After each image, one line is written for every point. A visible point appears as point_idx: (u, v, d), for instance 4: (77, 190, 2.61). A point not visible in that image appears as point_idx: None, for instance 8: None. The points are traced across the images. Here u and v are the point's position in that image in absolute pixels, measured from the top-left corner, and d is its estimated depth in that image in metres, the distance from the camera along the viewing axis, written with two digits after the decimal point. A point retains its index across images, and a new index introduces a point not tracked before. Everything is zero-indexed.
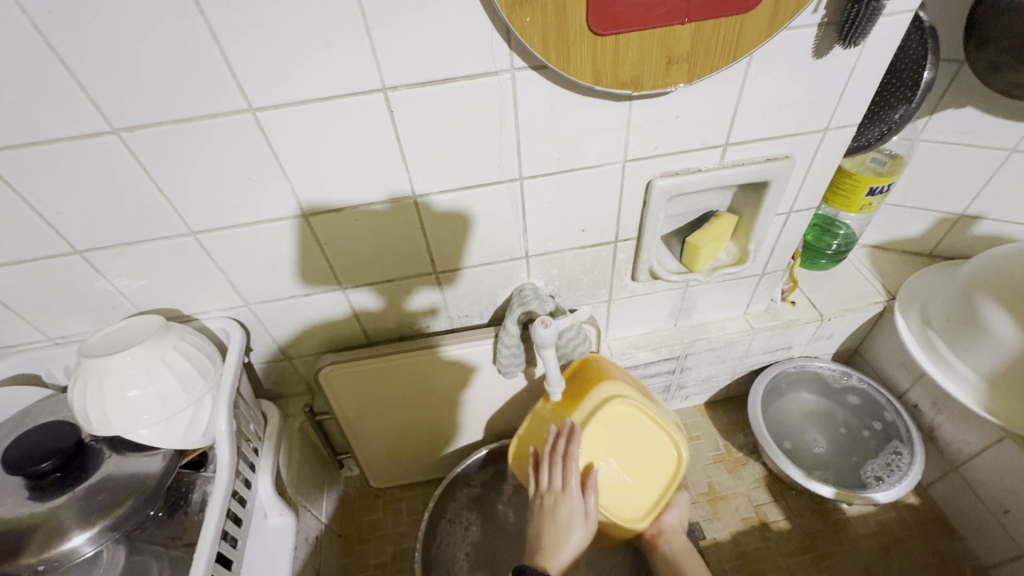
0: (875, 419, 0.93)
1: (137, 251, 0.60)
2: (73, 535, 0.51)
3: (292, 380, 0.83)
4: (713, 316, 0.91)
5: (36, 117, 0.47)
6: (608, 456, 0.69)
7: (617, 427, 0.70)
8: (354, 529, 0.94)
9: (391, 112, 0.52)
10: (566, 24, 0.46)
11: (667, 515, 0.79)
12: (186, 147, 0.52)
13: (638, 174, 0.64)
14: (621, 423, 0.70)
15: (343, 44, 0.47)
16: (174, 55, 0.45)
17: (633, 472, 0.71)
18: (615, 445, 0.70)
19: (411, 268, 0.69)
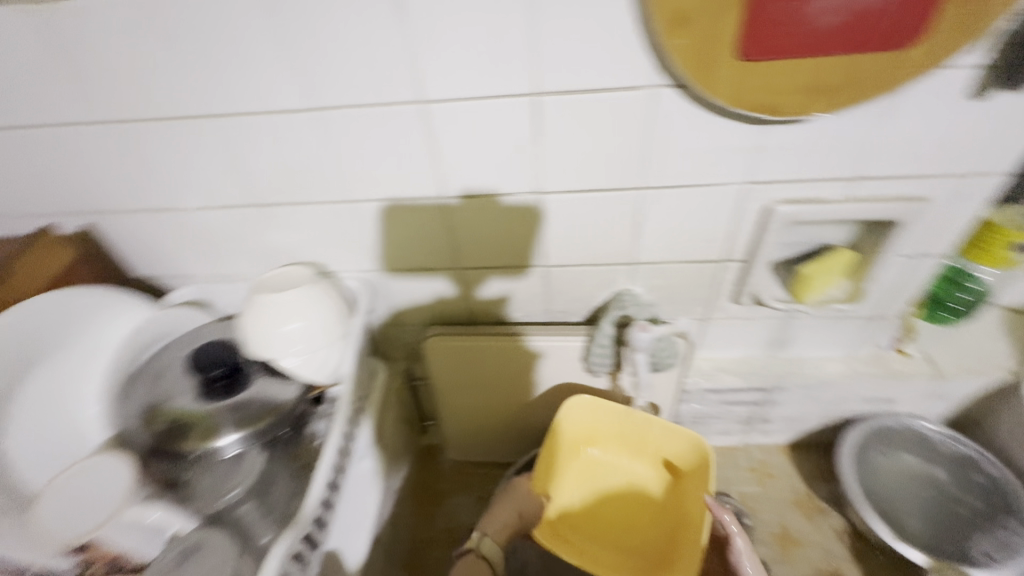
0: (972, 471, 0.87)
1: (304, 210, 0.71)
2: (223, 435, 0.61)
3: (397, 345, 0.92)
4: (810, 353, 0.88)
5: (260, 92, 0.58)
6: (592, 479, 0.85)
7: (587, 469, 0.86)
8: (426, 492, 1.01)
9: (538, 114, 0.58)
10: (715, 48, 0.50)
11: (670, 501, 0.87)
12: (364, 127, 0.61)
13: (759, 197, 0.65)
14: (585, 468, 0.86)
15: (511, 51, 0.54)
16: (373, 50, 0.54)
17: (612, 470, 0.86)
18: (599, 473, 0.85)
19: (524, 258, 0.75)
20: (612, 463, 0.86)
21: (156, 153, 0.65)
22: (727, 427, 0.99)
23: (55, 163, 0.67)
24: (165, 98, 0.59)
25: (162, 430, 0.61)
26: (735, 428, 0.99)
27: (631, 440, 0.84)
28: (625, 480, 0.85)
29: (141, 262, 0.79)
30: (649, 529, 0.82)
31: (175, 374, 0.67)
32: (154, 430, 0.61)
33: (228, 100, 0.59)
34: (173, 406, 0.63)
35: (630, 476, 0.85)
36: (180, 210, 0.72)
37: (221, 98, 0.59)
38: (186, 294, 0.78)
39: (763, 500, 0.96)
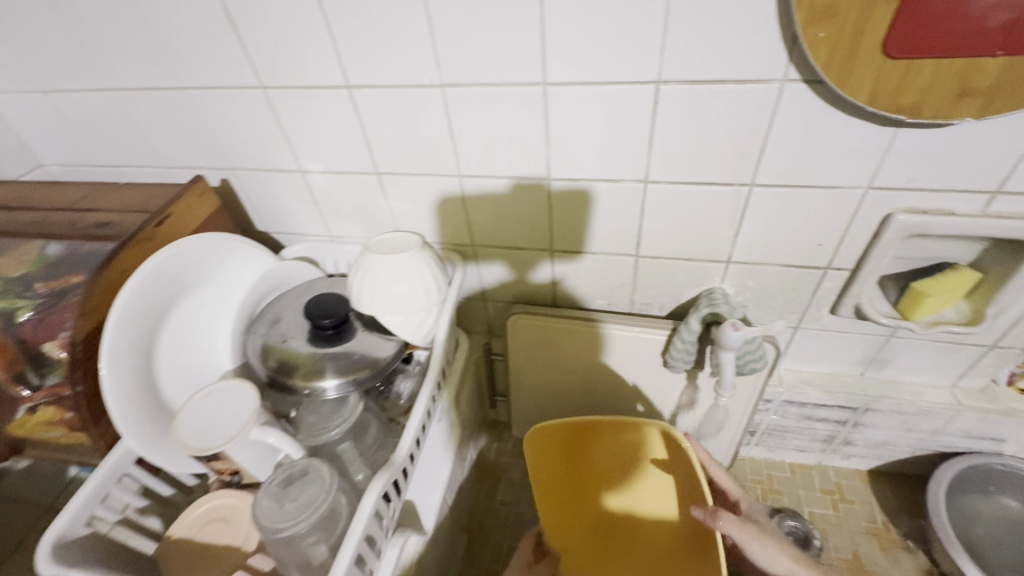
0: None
1: (415, 181, 0.75)
2: (328, 379, 0.67)
3: (479, 319, 0.96)
4: (910, 377, 0.83)
5: (395, 67, 0.63)
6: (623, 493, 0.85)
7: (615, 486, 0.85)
8: (488, 464, 1.06)
9: (656, 103, 0.59)
10: (860, 43, 0.48)
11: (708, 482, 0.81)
12: (485, 106, 0.64)
13: (878, 204, 0.62)
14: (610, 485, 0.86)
15: (640, 38, 0.55)
16: (506, 32, 0.57)
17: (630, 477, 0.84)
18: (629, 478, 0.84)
19: (617, 246, 0.76)
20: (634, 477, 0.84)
21: (294, 118, 0.72)
22: (804, 443, 0.95)
23: (209, 121, 0.75)
24: (310, 68, 0.65)
25: (276, 366, 0.68)
26: (812, 445, 0.95)
27: (624, 451, 0.83)
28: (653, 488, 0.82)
29: (265, 218, 0.88)
30: (688, 531, 0.77)
31: (290, 319, 0.74)
32: (270, 366, 0.68)
33: (366, 74, 0.65)
34: (287, 347, 0.70)
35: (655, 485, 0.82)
36: (306, 172, 0.79)
37: (360, 72, 0.65)
38: (300, 250, 0.87)
39: (836, 523, 0.91)
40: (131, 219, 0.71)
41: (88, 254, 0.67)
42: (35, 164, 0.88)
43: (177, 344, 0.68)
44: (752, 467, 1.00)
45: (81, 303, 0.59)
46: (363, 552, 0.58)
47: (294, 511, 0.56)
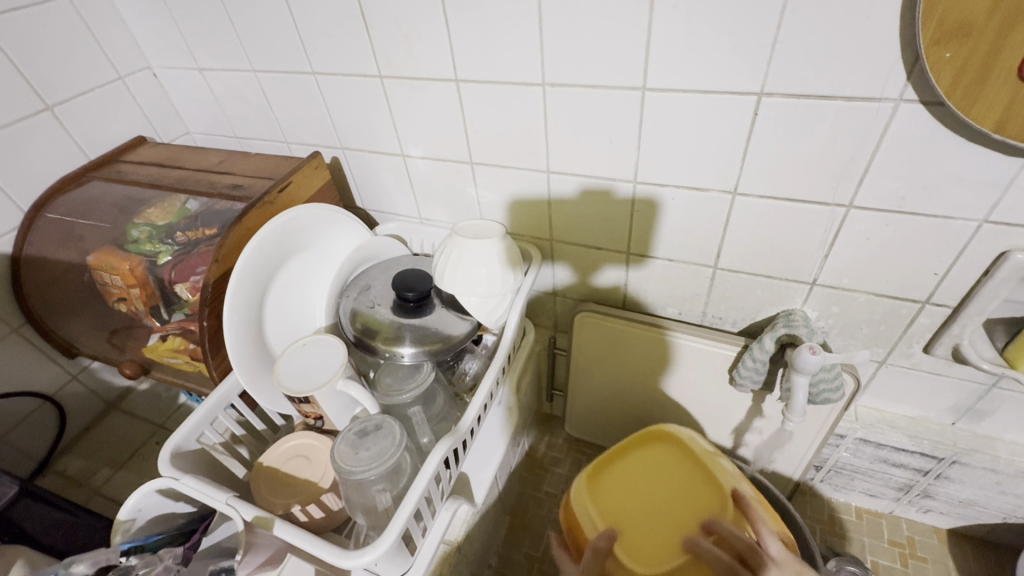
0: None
1: (506, 173, 0.80)
2: (405, 346, 0.73)
3: (547, 313, 0.98)
4: (1011, 434, 0.76)
5: (502, 64, 0.67)
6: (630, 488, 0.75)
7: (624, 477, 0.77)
8: (539, 456, 1.08)
9: (756, 114, 0.59)
10: (992, 66, 0.46)
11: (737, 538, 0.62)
12: (582, 106, 0.67)
13: (993, 240, 0.58)
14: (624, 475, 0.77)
15: (746, 49, 0.55)
16: (613, 36, 0.60)
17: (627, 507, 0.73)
18: (631, 490, 0.75)
19: (694, 255, 0.76)
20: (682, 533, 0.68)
21: (403, 107, 0.79)
22: (875, 488, 0.89)
23: (330, 104, 0.84)
24: (426, 62, 0.72)
25: (362, 329, 0.75)
26: (885, 492, 0.89)
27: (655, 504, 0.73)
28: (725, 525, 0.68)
29: (365, 196, 0.96)
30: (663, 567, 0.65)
31: (378, 289, 0.81)
32: (357, 328, 0.75)
33: (474, 70, 0.70)
34: (373, 313, 0.77)
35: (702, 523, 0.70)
36: (407, 157, 0.85)
37: (469, 67, 0.70)
38: (392, 228, 0.95)
39: None
40: (259, 184, 0.81)
41: (220, 212, 0.78)
42: (184, 131, 1.02)
43: (283, 299, 0.76)
44: (813, 505, 0.95)
45: (215, 252, 0.68)
46: (421, 509, 0.63)
47: (367, 459, 0.62)
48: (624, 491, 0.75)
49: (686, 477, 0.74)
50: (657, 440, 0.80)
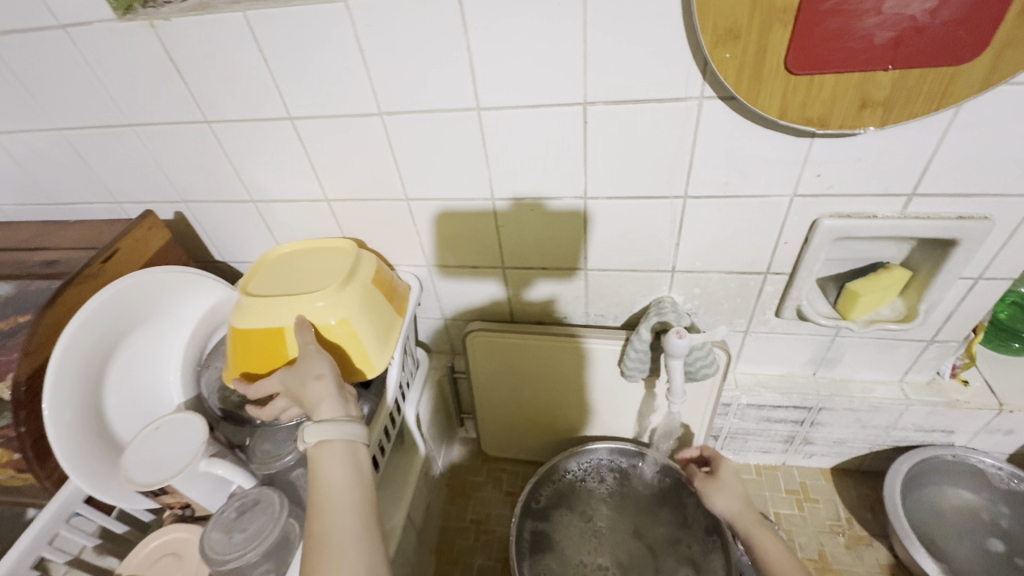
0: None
1: (366, 206, 0.77)
2: None
3: (442, 338, 0.97)
4: (860, 374, 0.85)
5: (333, 99, 0.65)
6: (275, 287, 0.68)
7: (264, 288, 0.68)
8: (459, 484, 1.05)
9: (585, 122, 0.62)
10: (763, 63, 0.51)
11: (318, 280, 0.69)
12: (424, 131, 0.66)
13: (805, 211, 0.65)
14: (266, 283, 0.69)
15: (563, 63, 0.57)
16: (438, 64, 0.60)
17: (298, 282, 0.69)
18: (284, 280, 0.69)
19: (563, 260, 0.78)
20: (346, 310, 0.65)
21: (240, 151, 0.73)
22: (766, 445, 0.97)
23: (158, 156, 0.76)
24: (254, 103, 0.67)
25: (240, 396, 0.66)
26: (775, 447, 0.97)
27: (298, 254, 0.74)
28: (355, 306, 0.66)
29: (222, 248, 0.89)
30: (385, 279, 0.75)
31: None
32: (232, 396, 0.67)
33: (308, 106, 0.66)
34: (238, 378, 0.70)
35: (367, 330, 0.67)
36: (258, 202, 0.80)
37: (302, 104, 0.66)
38: None
39: (801, 523, 0.93)
40: (78, 256, 0.71)
41: (33, 295, 0.66)
42: None
43: (128, 381, 0.68)
44: None
45: (24, 344, 0.59)
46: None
47: (244, 541, 0.56)
48: (294, 286, 0.68)
49: (307, 259, 0.73)
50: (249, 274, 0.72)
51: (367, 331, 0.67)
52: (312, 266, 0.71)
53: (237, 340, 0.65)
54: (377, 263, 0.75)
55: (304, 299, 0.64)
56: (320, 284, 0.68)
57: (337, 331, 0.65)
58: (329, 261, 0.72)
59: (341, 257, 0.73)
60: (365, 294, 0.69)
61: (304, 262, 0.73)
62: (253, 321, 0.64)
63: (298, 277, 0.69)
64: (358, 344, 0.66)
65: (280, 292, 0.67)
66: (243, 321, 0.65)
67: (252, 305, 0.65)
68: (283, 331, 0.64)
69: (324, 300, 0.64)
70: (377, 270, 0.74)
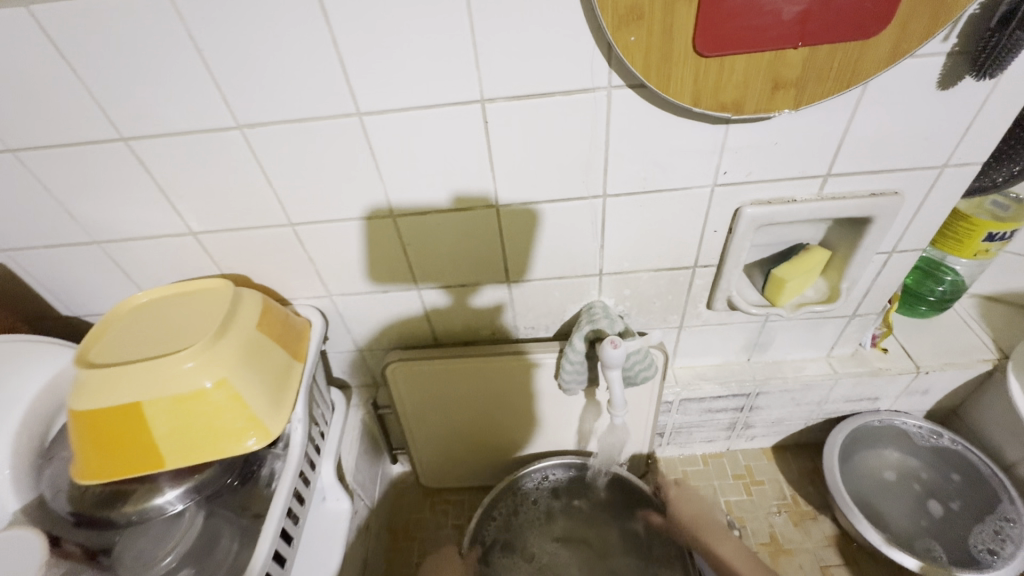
0: (952, 470, 0.85)
1: (243, 236, 0.65)
2: (164, 491, 0.57)
3: (361, 371, 0.86)
4: (791, 354, 0.85)
5: (177, 112, 0.53)
6: (131, 352, 0.56)
7: (116, 356, 0.55)
8: (399, 526, 0.96)
9: (485, 123, 0.54)
10: (671, 46, 0.46)
11: (187, 337, 0.57)
12: (298, 144, 0.56)
13: (727, 200, 0.62)
14: (120, 348, 0.56)
15: (451, 55, 0.49)
16: (301, 64, 0.50)
17: (161, 342, 0.56)
18: (143, 341, 0.57)
19: (483, 274, 0.70)
20: (222, 369, 0.54)
21: (66, 184, 0.59)
22: (710, 434, 0.95)
23: None
24: (68, 122, 0.53)
25: (99, 494, 0.56)
26: (718, 435, 0.96)
27: (164, 303, 0.62)
28: (234, 362, 0.55)
29: (69, 301, 0.73)
30: (276, 319, 0.64)
31: None
32: (89, 495, 0.56)
33: (145, 124, 0.54)
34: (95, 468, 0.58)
35: (255, 388, 0.56)
36: (103, 243, 0.65)
37: (135, 121, 0.53)
38: None
39: (751, 508, 0.93)
40: None
41: None
42: None
43: None
44: (667, 469, 0.99)
45: None
46: None
47: None
48: (156, 348, 0.56)
49: (174, 309, 0.61)
50: (98, 336, 0.58)
51: (254, 390, 0.56)
52: (180, 319, 0.59)
53: (83, 426, 0.52)
54: (264, 301, 0.64)
55: (166, 364, 0.53)
56: (187, 341, 0.56)
57: (214, 396, 0.53)
58: (200, 308, 0.60)
59: (217, 301, 0.61)
60: (249, 344, 0.58)
61: (169, 313, 0.60)
62: (101, 400, 0.52)
63: (161, 335, 0.57)
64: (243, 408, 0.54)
65: (135, 359, 0.54)
66: (86, 401, 0.52)
67: (99, 380, 0.52)
68: (142, 407, 0.52)
69: (194, 360, 0.53)
70: (265, 311, 0.63)
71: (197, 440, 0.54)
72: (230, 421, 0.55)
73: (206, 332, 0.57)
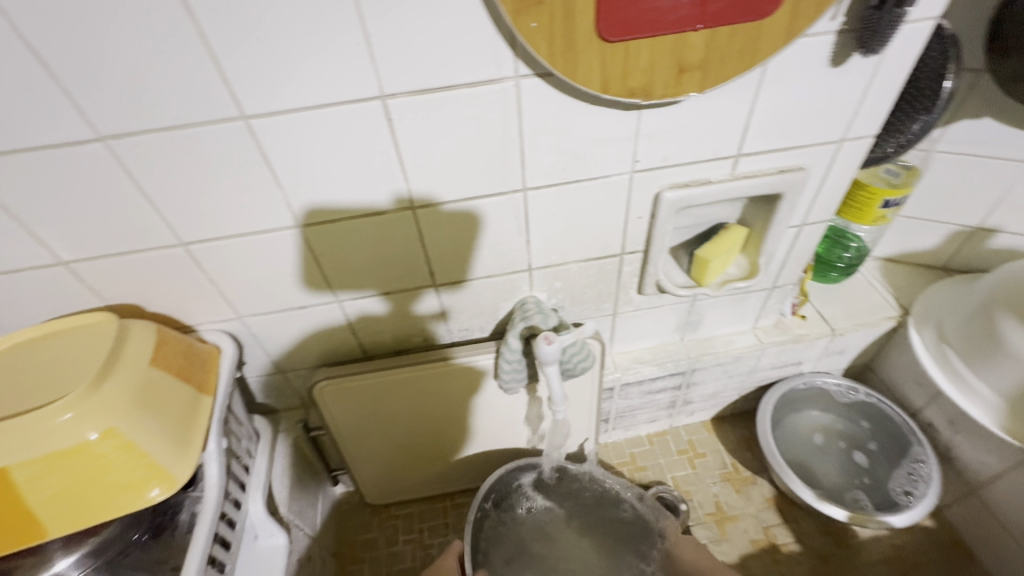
0: (861, 418, 0.93)
1: (126, 261, 0.58)
2: (57, 560, 0.50)
3: (287, 393, 0.80)
4: (720, 330, 0.88)
5: (17, 126, 0.45)
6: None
7: None
8: (349, 548, 0.91)
9: (389, 121, 0.50)
10: (574, 30, 0.44)
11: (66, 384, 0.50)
12: (177, 154, 0.49)
13: (647, 186, 0.62)
14: None
15: (341, 48, 0.45)
16: (166, 64, 0.43)
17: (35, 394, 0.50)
18: (13, 397, 0.50)
19: (409, 279, 0.67)
20: (109, 415, 0.48)
21: None
22: (652, 414, 0.97)
23: None
24: None
25: None
26: (660, 414, 0.98)
27: (38, 347, 0.54)
28: (123, 405, 0.49)
29: None
30: (177, 351, 0.58)
31: None
32: None
33: None
34: None
35: (153, 431, 0.50)
36: None
37: None
38: None
39: (696, 481, 0.96)
40: None
41: None
42: None
43: None
44: (615, 453, 1.01)
45: None
46: None
47: None
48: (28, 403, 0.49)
49: (52, 353, 0.53)
50: None
51: (152, 434, 0.50)
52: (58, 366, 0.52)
53: None
54: (161, 332, 0.57)
55: (37, 419, 0.46)
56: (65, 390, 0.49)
57: (101, 447, 0.47)
58: (82, 349, 0.53)
59: (101, 339, 0.54)
60: (142, 383, 0.51)
61: (45, 359, 0.53)
62: None
63: (35, 387, 0.50)
64: (139, 456, 0.48)
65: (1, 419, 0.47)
66: None
67: None
68: (12, 472, 0.45)
69: (72, 410, 0.47)
70: (162, 344, 0.56)
71: (87, 499, 0.47)
72: (125, 472, 0.48)
73: (86, 375, 0.50)
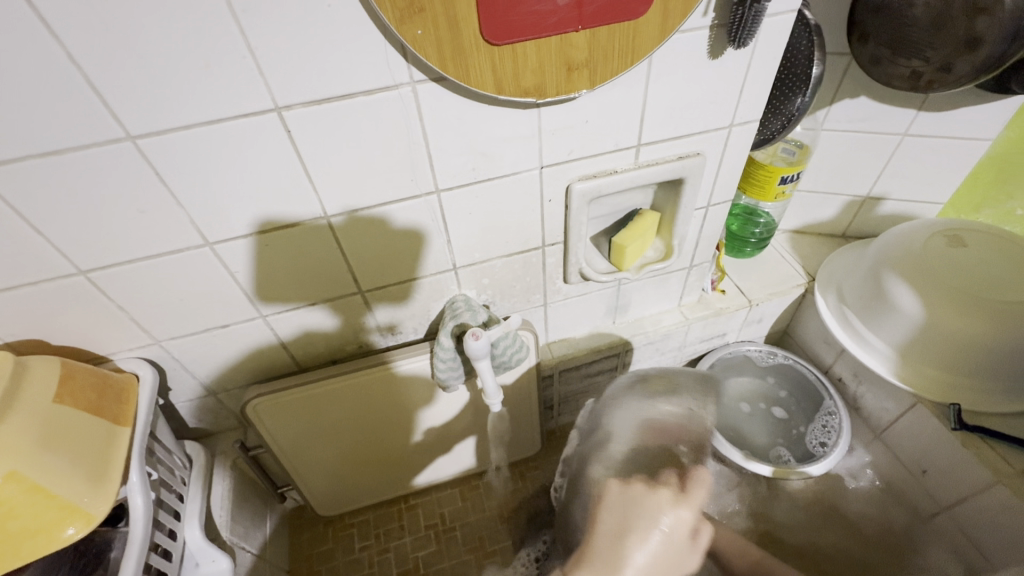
0: (768, 374, 1.02)
1: (21, 295, 0.55)
2: None
3: (222, 415, 0.78)
4: (649, 311, 0.92)
5: None
6: None
7: None
8: (304, 563, 0.90)
9: (288, 132, 0.50)
10: (460, 36, 0.45)
11: None
12: (62, 178, 0.47)
13: (557, 179, 0.64)
14: None
15: (224, 63, 0.44)
16: (34, 87, 0.42)
17: None
18: None
19: (333, 288, 0.66)
20: (11, 458, 0.47)
21: None
22: None
23: None
24: None
25: None
26: None
27: None
28: (25, 446, 0.48)
29: None
30: (88, 382, 0.56)
31: None
32: None
33: None
34: None
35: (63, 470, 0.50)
36: None
37: None
38: None
39: None
40: None
41: None
42: None
43: None
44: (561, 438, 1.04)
45: None
46: None
47: None
48: None
49: None
50: None
51: (61, 473, 0.49)
52: None
53: None
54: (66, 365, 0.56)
55: None
56: None
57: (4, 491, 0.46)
58: None
59: None
60: (47, 422, 0.50)
61: None
62: None
63: None
64: (47, 497, 0.48)
65: None
66: None
67: None
68: None
69: None
70: (68, 377, 0.55)
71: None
72: (33, 516, 0.48)
73: None
